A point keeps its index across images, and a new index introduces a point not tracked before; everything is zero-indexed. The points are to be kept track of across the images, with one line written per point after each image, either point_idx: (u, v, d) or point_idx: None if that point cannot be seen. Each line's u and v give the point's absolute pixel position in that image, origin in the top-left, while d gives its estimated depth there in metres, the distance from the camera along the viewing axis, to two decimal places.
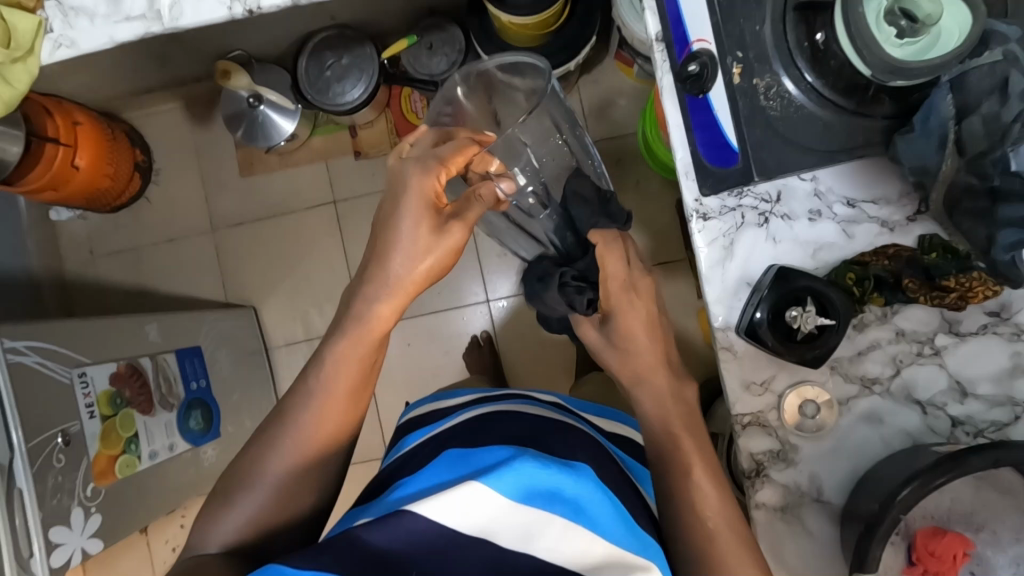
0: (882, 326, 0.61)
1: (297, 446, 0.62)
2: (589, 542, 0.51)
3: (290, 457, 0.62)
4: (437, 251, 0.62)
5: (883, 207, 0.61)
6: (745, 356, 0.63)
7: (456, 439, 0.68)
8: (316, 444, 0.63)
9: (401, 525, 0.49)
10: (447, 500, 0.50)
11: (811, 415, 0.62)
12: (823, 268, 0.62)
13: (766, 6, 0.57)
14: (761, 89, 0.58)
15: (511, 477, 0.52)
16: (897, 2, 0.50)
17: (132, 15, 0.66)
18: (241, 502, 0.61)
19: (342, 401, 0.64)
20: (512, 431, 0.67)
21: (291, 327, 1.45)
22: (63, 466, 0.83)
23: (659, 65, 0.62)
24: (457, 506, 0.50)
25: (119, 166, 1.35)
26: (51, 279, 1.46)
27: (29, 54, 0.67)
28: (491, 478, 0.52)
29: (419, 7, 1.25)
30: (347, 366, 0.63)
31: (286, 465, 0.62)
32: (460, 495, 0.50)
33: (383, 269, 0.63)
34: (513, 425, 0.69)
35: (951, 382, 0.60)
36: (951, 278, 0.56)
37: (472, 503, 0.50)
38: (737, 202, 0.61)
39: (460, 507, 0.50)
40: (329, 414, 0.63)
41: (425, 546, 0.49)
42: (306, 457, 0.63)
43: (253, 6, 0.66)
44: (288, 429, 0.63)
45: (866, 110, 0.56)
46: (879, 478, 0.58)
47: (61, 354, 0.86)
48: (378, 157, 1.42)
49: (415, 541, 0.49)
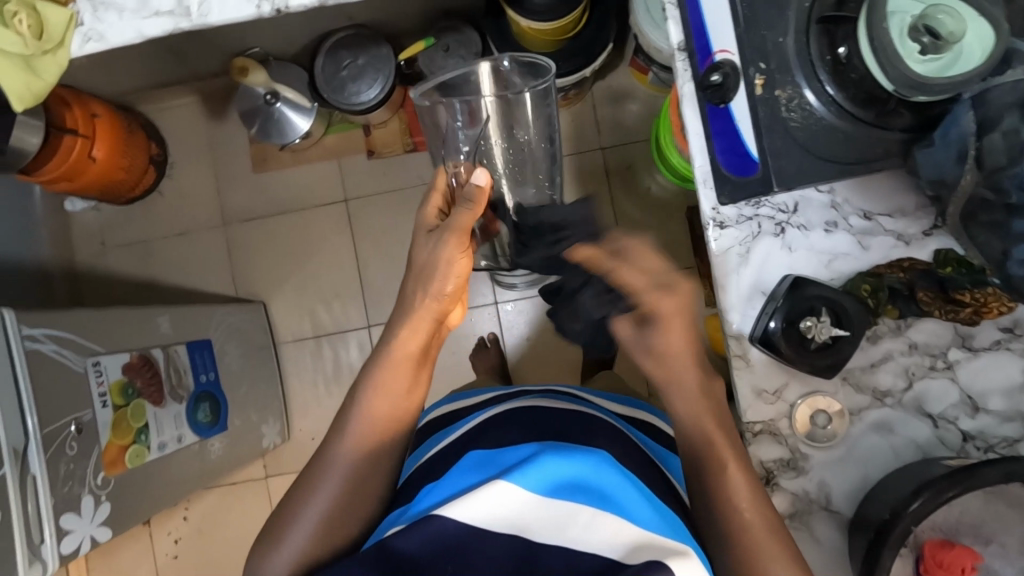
0: (895, 338, 0.62)
1: (347, 466, 0.63)
2: (618, 528, 0.53)
3: (339, 476, 0.63)
4: (449, 270, 0.66)
5: (899, 220, 0.61)
6: (757, 364, 0.63)
7: (474, 442, 0.69)
8: (366, 457, 0.64)
9: (427, 528, 0.53)
10: (469, 502, 0.55)
11: (822, 425, 0.62)
12: (838, 279, 0.62)
13: (790, 19, 0.58)
14: (783, 100, 0.58)
15: (532, 476, 0.56)
16: (921, 19, 0.51)
17: (160, 10, 0.67)
18: (287, 535, 0.61)
19: (379, 426, 0.65)
20: (535, 428, 0.69)
21: (299, 323, 1.46)
22: (75, 454, 0.83)
23: (681, 73, 0.63)
24: (481, 505, 0.54)
25: (134, 158, 1.36)
26: (63, 269, 1.47)
27: (58, 47, 0.68)
28: (514, 476, 0.56)
29: (436, 9, 1.26)
30: (389, 382, 0.65)
31: (336, 487, 0.63)
32: (488, 496, 0.55)
33: (415, 296, 0.67)
34: (534, 420, 0.71)
35: (963, 395, 0.61)
36: (966, 292, 0.57)
37: (495, 501, 0.54)
38: (754, 211, 0.62)
39: (488, 507, 0.54)
40: (375, 427, 0.65)
41: (457, 547, 0.53)
42: (354, 475, 0.63)
43: (281, 5, 0.67)
44: (333, 451, 0.64)
45: (886, 123, 0.57)
46: (889, 489, 0.59)
47: (76, 343, 0.87)
48: (391, 157, 1.43)
49: (444, 543, 0.53)
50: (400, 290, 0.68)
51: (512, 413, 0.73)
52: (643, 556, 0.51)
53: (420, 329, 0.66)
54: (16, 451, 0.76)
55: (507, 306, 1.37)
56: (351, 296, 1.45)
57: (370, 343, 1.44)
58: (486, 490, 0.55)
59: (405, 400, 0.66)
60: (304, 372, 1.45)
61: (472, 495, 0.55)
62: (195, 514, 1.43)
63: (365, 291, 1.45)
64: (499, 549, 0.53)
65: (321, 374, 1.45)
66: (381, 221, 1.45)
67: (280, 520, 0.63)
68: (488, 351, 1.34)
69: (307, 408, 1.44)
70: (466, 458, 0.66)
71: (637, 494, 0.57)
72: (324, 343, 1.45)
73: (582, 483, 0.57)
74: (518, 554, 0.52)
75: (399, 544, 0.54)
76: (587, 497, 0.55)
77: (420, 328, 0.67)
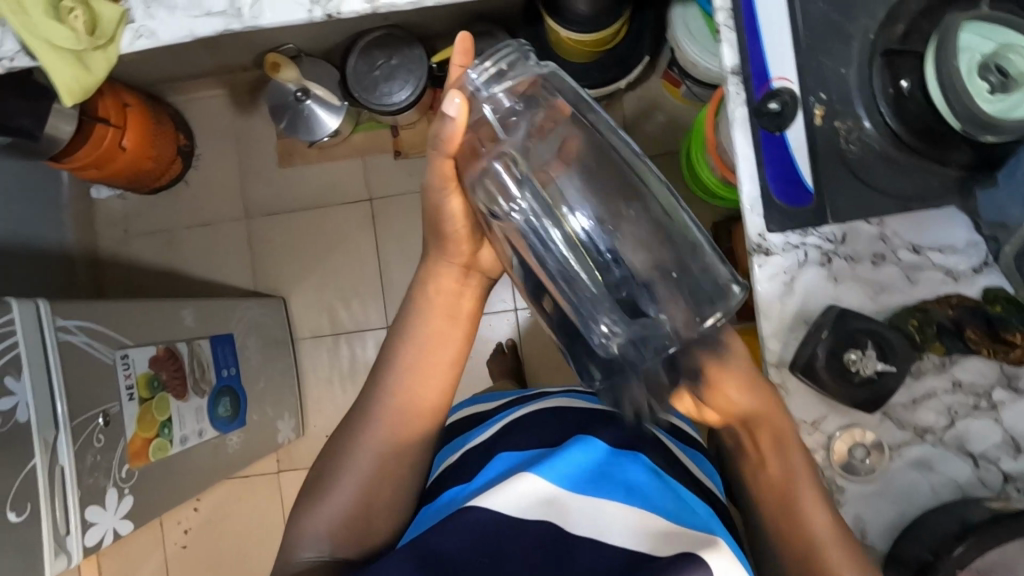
0: (938, 375, 0.61)
1: (383, 424, 0.63)
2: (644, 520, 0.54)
3: (376, 434, 0.63)
4: (456, 215, 0.62)
5: (950, 255, 0.60)
6: (797, 394, 0.63)
7: (499, 444, 0.69)
8: (390, 427, 0.63)
9: (463, 524, 0.53)
10: (502, 495, 0.54)
11: (860, 458, 0.62)
12: (882, 312, 0.61)
13: (853, 50, 0.58)
14: (841, 132, 0.58)
15: (558, 469, 0.57)
16: (992, 57, 0.50)
17: (212, 10, 0.67)
18: (326, 501, 0.62)
19: (429, 381, 0.64)
20: (566, 426, 0.70)
21: (318, 320, 1.46)
22: (102, 446, 0.83)
23: (733, 98, 0.61)
24: (515, 495, 0.55)
25: (162, 148, 1.37)
26: (86, 254, 1.47)
27: (108, 42, 0.69)
28: (541, 469, 0.57)
29: (472, 13, 1.26)
30: (427, 349, 0.64)
31: (376, 446, 0.63)
32: (519, 485, 0.55)
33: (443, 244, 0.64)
34: (562, 420, 0.71)
35: (1006, 437, 0.60)
36: (1016, 332, 0.57)
37: (527, 492, 0.55)
38: (801, 239, 0.61)
39: (519, 495, 0.55)
40: (411, 397, 0.64)
41: (487, 538, 0.52)
42: (381, 446, 0.63)
43: (332, 10, 0.67)
44: (367, 415, 0.64)
45: (946, 159, 0.57)
46: (930, 528, 0.58)
47: (107, 335, 0.87)
48: (417, 158, 1.43)
49: (480, 533, 0.52)
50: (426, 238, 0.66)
51: (535, 416, 0.72)
52: (671, 546, 0.51)
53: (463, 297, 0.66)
54: (47, 442, 0.77)
55: (526, 313, 1.36)
56: (371, 295, 1.45)
57: None
58: (516, 483, 0.55)
59: (444, 365, 0.65)
60: (321, 369, 1.45)
61: (505, 489, 0.55)
62: (205, 505, 1.43)
63: (385, 291, 1.45)
64: (532, 539, 0.52)
65: (337, 372, 1.45)
66: (404, 221, 1.45)
67: (326, 473, 0.63)
68: (505, 356, 1.34)
69: (322, 406, 1.44)
70: (495, 459, 0.66)
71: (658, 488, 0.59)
72: (342, 342, 1.45)
73: (607, 478, 0.58)
74: (554, 541, 0.52)
75: (440, 540, 0.52)
76: (611, 494, 0.56)
77: (447, 276, 0.65)
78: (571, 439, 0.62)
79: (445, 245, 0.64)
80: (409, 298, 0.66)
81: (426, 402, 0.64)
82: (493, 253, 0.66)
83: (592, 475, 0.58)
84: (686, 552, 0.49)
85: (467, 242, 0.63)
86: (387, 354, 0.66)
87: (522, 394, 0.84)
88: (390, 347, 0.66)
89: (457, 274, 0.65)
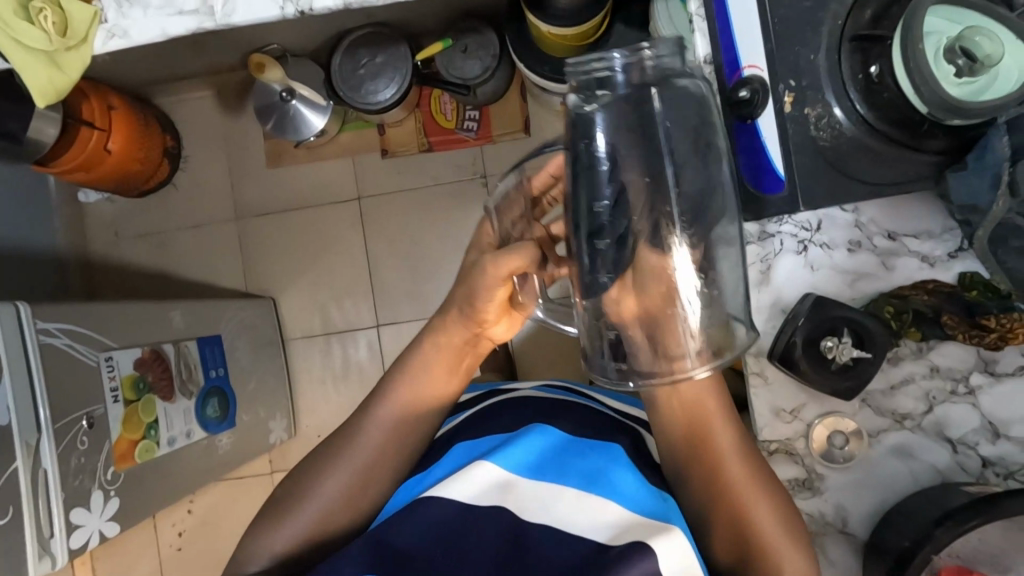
0: (917, 361, 0.61)
1: (373, 442, 0.67)
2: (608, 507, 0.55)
3: (368, 444, 0.66)
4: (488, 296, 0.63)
5: (925, 241, 0.60)
6: (775, 383, 0.63)
7: (458, 433, 0.70)
8: (384, 440, 0.67)
9: (417, 515, 0.56)
10: (461, 484, 0.58)
11: (840, 446, 0.62)
12: (859, 299, 0.61)
13: (823, 36, 0.58)
14: (812, 118, 0.58)
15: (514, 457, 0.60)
16: (959, 40, 0.49)
17: (185, 9, 0.67)
18: (291, 519, 0.64)
19: (432, 398, 0.69)
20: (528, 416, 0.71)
21: (309, 320, 1.46)
22: (86, 448, 0.83)
23: (708, 86, 0.63)
24: (471, 484, 0.57)
25: (149, 151, 1.36)
26: (76, 258, 1.47)
27: (82, 43, 0.68)
28: (498, 457, 0.59)
29: (456, 9, 1.25)
30: (428, 374, 0.69)
31: (358, 463, 0.66)
32: (475, 474, 0.58)
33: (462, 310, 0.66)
34: (523, 408, 0.72)
35: (985, 421, 0.60)
36: (992, 317, 0.55)
37: (483, 480, 0.58)
38: (777, 228, 0.62)
39: (472, 483, 0.57)
40: (410, 410, 0.68)
41: (438, 534, 0.55)
42: (357, 476, 0.65)
43: (305, 6, 0.66)
44: (358, 430, 0.67)
45: (919, 144, 0.56)
46: (908, 514, 0.58)
47: (90, 337, 0.87)
48: (404, 156, 1.43)
49: (436, 524, 0.56)
50: (447, 296, 0.68)
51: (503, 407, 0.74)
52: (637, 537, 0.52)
53: (458, 335, 0.68)
54: (29, 445, 0.77)
55: None
56: (362, 294, 1.45)
57: (379, 342, 1.44)
58: (474, 470, 0.58)
59: (438, 395, 0.69)
60: (313, 368, 1.45)
61: (461, 478, 0.58)
62: (199, 507, 1.43)
63: (376, 290, 1.45)
64: (490, 530, 0.55)
65: (329, 372, 1.45)
66: (393, 220, 1.45)
67: (297, 491, 0.65)
68: (496, 352, 1.34)
69: (314, 405, 1.44)
70: (453, 449, 0.67)
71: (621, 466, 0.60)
72: (333, 341, 1.45)
73: (572, 463, 0.59)
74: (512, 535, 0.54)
75: (396, 533, 0.55)
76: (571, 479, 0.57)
77: (458, 332, 0.68)
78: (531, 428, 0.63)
79: (464, 311, 0.65)
80: (428, 331, 0.69)
81: (421, 408, 0.69)
82: (507, 325, 0.68)
83: (551, 464, 0.60)
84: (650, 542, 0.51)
85: (482, 319, 0.66)
86: (390, 380, 0.70)
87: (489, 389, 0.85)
88: (396, 370, 0.70)
89: (465, 333, 0.67)
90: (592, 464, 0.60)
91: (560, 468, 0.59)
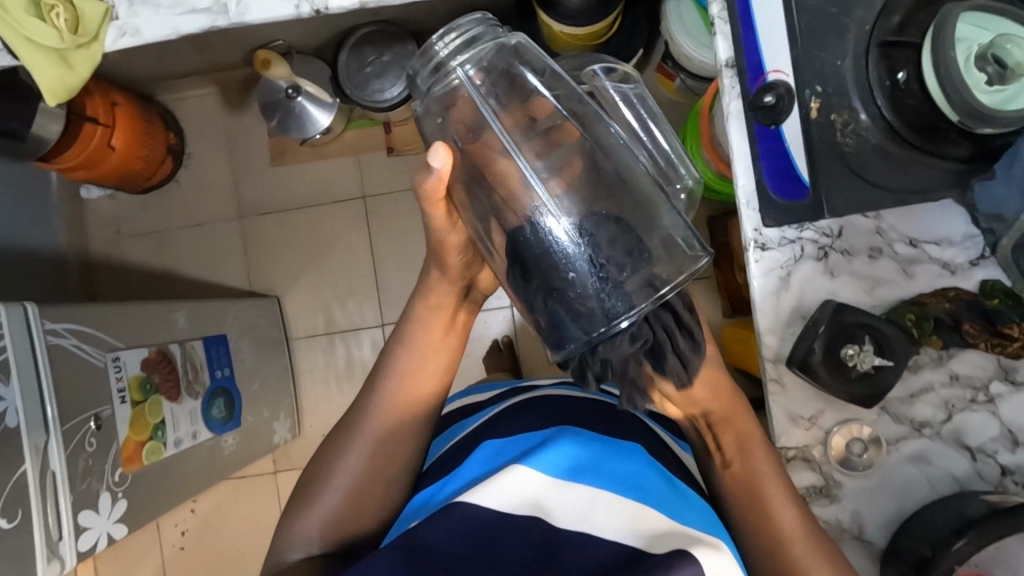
0: (936, 368, 0.61)
1: (373, 425, 0.65)
2: (639, 513, 0.55)
3: (370, 431, 0.65)
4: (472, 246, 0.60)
5: (946, 248, 0.60)
6: (793, 389, 0.62)
7: (482, 433, 0.69)
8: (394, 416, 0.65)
9: (449, 521, 0.54)
10: (488, 490, 0.56)
11: (858, 453, 0.61)
12: (880, 306, 0.61)
13: (848, 41, 0.58)
14: (838, 124, 0.58)
15: (550, 460, 0.58)
16: (989, 48, 0.50)
17: (197, 7, 0.66)
18: (315, 507, 0.64)
19: (434, 366, 0.67)
20: (551, 415, 0.70)
21: (313, 319, 1.45)
22: (94, 450, 0.82)
23: (727, 91, 0.61)
24: (501, 489, 0.56)
25: (153, 147, 1.35)
26: (77, 255, 1.46)
27: (93, 40, 0.67)
28: (533, 461, 0.58)
29: (463, 7, 1.24)
30: (425, 345, 0.66)
31: (370, 437, 0.65)
32: (509, 477, 0.56)
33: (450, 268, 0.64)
34: (547, 410, 0.71)
35: (1004, 429, 0.60)
36: (1015, 326, 0.54)
37: (516, 485, 0.56)
38: (797, 234, 0.61)
39: (505, 487, 0.56)
40: (411, 384, 0.66)
41: (468, 543, 0.53)
42: (369, 457, 0.64)
43: (321, 6, 0.65)
44: (357, 419, 0.66)
45: (944, 153, 0.56)
46: (926, 521, 0.58)
47: (97, 338, 0.86)
48: (411, 155, 1.41)
49: (471, 533, 0.53)
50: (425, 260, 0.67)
51: (523, 407, 0.73)
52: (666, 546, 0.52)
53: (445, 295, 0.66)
54: (37, 447, 0.76)
55: None
56: (366, 294, 1.44)
57: (383, 341, 1.43)
58: (507, 476, 0.56)
59: (435, 368, 0.67)
60: (317, 367, 1.44)
61: (494, 483, 0.56)
62: (202, 506, 1.43)
63: (380, 289, 1.44)
64: (524, 536, 0.53)
65: (333, 371, 1.44)
66: (397, 219, 1.44)
67: (316, 480, 0.65)
68: (502, 353, 1.33)
69: (319, 405, 1.43)
70: (481, 446, 0.66)
71: (651, 474, 0.60)
72: (337, 340, 1.44)
73: (601, 466, 0.59)
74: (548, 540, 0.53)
75: (428, 539, 0.53)
76: (601, 483, 0.57)
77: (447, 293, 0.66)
78: (560, 432, 0.62)
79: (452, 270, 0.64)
80: (414, 306, 0.67)
81: (424, 381, 0.66)
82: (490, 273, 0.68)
83: (586, 467, 0.58)
84: (679, 551, 0.50)
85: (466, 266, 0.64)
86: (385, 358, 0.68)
87: (507, 388, 0.84)
88: (394, 342, 0.68)
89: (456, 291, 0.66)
90: (628, 471, 0.60)
91: (594, 472, 0.58)
